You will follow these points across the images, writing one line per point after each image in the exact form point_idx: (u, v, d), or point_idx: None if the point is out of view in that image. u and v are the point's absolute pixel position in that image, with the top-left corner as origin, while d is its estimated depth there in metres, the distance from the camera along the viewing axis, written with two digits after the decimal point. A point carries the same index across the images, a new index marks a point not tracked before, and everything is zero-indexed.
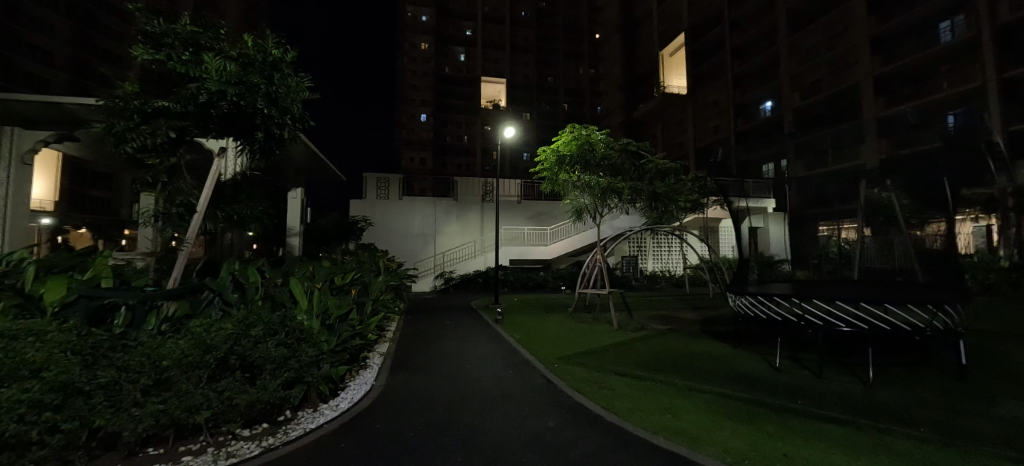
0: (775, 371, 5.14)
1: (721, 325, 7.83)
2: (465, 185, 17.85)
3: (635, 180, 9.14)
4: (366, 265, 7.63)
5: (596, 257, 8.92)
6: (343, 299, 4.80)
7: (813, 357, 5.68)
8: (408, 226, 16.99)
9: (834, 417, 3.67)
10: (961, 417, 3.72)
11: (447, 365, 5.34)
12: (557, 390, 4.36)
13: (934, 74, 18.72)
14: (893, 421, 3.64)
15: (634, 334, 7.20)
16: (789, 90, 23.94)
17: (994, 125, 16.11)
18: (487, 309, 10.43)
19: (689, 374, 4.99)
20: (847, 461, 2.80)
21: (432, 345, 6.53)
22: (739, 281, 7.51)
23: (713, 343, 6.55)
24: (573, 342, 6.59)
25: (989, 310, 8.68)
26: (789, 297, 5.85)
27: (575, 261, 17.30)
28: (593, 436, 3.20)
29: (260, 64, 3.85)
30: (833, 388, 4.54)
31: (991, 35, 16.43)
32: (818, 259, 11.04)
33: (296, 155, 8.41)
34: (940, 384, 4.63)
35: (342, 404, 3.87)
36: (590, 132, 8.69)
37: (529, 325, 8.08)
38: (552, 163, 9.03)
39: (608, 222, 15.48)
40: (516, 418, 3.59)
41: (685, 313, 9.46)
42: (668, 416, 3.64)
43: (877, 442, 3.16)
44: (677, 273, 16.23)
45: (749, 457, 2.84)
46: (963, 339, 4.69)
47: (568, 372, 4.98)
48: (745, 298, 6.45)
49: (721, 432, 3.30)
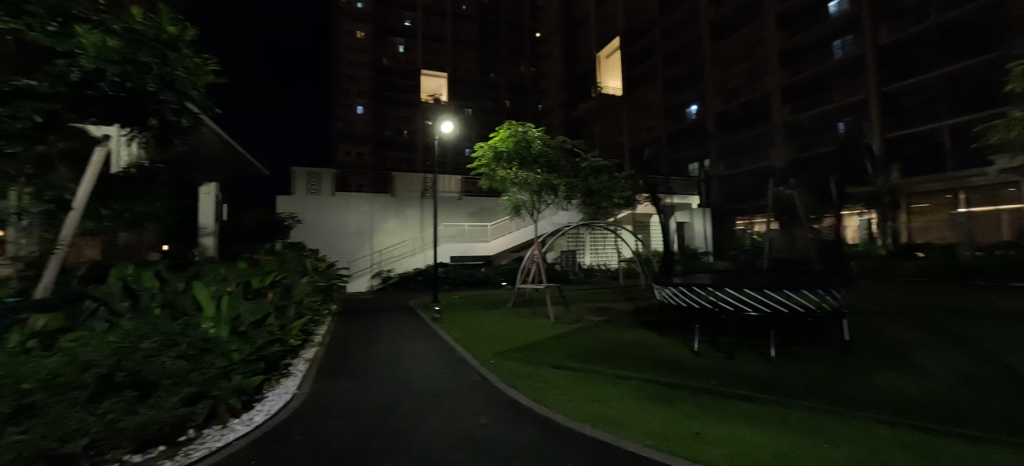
0: (693, 355, 5.57)
1: (649, 314, 8.37)
2: (403, 181, 17.21)
3: (570, 177, 9.47)
4: (291, 266, 7.12)
5: (534, 252, 8.97)
6: (258, 303, 4.44)
7: (726, 340, 6.24)
8: (343, 224, 16.23)
9: (742, 395, 4.04)
10: (844, 387, 4.28)
11: (378, 368, 5.12)
12: (490, 385, 4.39)
13: (829, 86, 21.45)
14: (787, 393, 4.11)
15: (570, 327, 7.40)
16: (712, 96, 26.13)
17: (875, 132, 18.67)
18: (426, 307, 10.27)
19: (618, 362, 5.25)
20: (755, 433, 3.09)
21: (364, 347, 6.24)
22: (664, 272, 8.06)
23: (643, 332, 6.92)
24: (512, 337, 6.66)
25: (867, 291, 10.13)
26: (704, 285, 6.29)
27: (516, 257, 17.68)
28: (523, 430, 3.25)
29: (152, 41, 3.46)
30: (742, 368, 5.01)
31: (874, 54, 19.08)
32: (736, 251, 12.18)
33: (207, 146, 7.58)
34: (827, 359, 5.28)
35: (256, 418, 3.56)
36: (526, 129, 8.81)
37: (466, 323, 8.02)
38: (489, 159, 8.98)
39: (547, 219, 15.96)
40: (447, 418, 3.53)
41: (619, 304, 10.00)
42: (595, 404, 3.79)
43: (779, 413, 3.54)
44: (611, 266, 17.15)
45: (667, 439, 3.01)
46: (846, 318, 5.38)
47: (503, 368, 5.01)
48: (669, 288, 6.83)
49: (643, 416, 3.49)
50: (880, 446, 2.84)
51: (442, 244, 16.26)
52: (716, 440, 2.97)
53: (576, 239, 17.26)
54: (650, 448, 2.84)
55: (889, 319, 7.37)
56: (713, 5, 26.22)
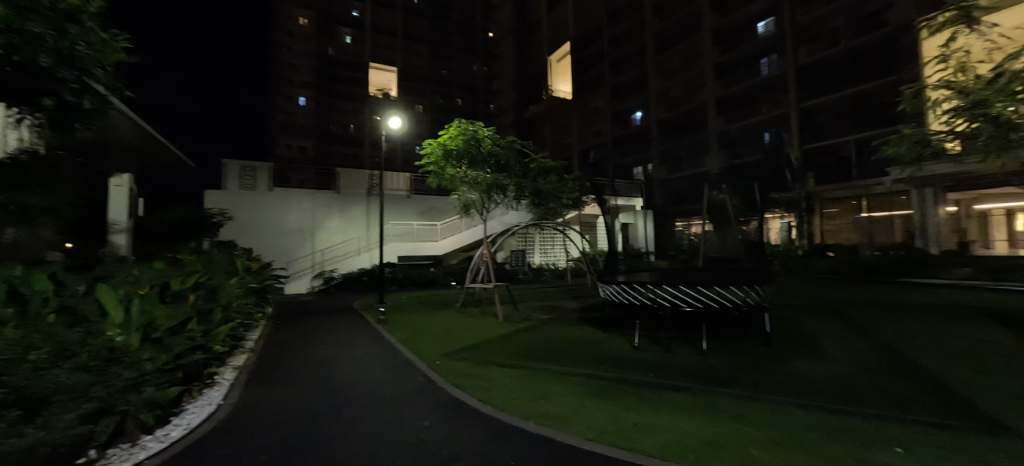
0: (633, 350, 5.86)
1: (594, 311, 8.68)
2: (349, 177, 16.64)
3: (520, 177, 9.65)
4: (218, 266, 6.56)
5: (483, 252, 8.98)
6: (178, 307, 4.04)
7: (665, 335, 6.62)
8: (281, 221, 15.32)
9: (676, 386, 4.31)
10: (763, 375, 4.70)
11: (316, 374, 4.86)
12: (435, 387, 4.33)
13: (758, 100, 23.54)
14: (715, 383, 4.44)
15: (518, 326, 7.50)
16: (656, 103, 27.67)
17: (796, 143, 20.73)
18: (371, 308, 9.93)
19: (563, 359, 5.40)
20: (686, 422, 3.31)
21: (302, 352, 5.91)
22: (609, 271, 8.40)
23: (589, 329, 7.15)
24: (460, 337, 6.62)
25: (786, 287, 11.21)
26: (645, 283, 6.62)
27: (467, 256, 17.67)
28: (468, 431, 3.23)
29: (48, 12, 2.87)
30: (677, 360, 5.35)
31: (795, 73, 21.20)
32: (674, 250, 12.97)
33: (118, 132, 6.77)
34: (751, 350, 5.77)
35: (173, 433, 3.23)
36: (476, 128, 8.81)
37: (414, 323, 7.86)
38: (439, 156, 8.85)
39: (497, 219, 16.11)
40: (388, 423, 3.43)
41: (566, 302, 10.28)
42: (540, 402, 3.86)
43: (707, 402, 3.81)
44: (559, 265, 17.66)
45: (606, 432, 3.13)
46: (768, 312, 5.92)
47: (450, 368, 4.97)
48: (613, 286, 7.10)
49: (585, 411, 3.61)
50: (791, 427, 3.16)
51: (388, 243, 15.84)
52: (650, 430, 3.14)
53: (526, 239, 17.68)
54: (591, 441, 2.94)
55: (801, 312, 8.22)
56: (658, 18, 27.79)
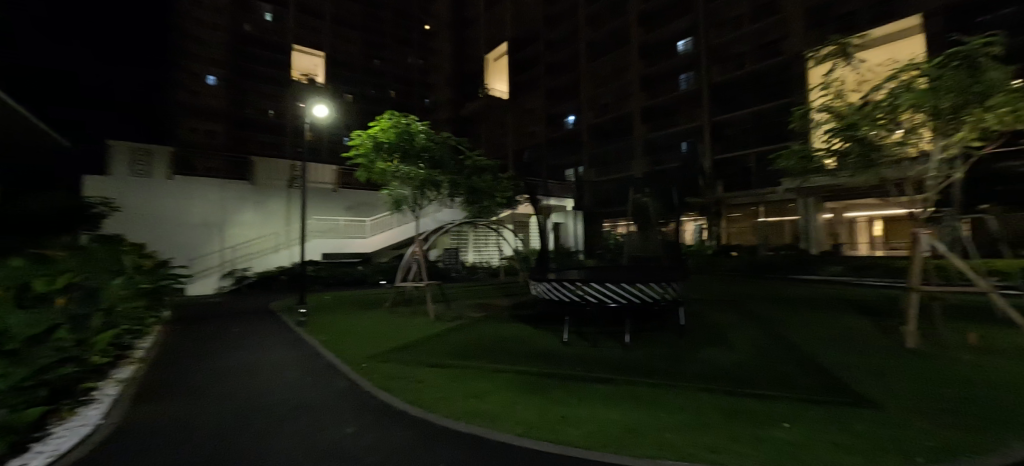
0: (562, 345, 6.12)
1: (525, 308, 8.93)
2: (266, 167, 15.61)
3: (454, 174, 9.61)
4: (96, 264, 5.60)
5: (416, 250, 8.78)
6: (42, 311, 3.40)
7: (590, 329, 7.00)
8: (183, 213, 13.62)
9: (599, 377, 4.59)
10: (675, 363, 5.18)
11: (224, 383, 4.40)
12: (362, 391, 4.15)
13: (676, 111, 26.00)
14: (634, 372, 4.81)
15: (450, 324, 7.46)
16: (589, 109, 29.15)
17: (707, 153, 23.18)
18: (290, 310, 9.19)
19: (495, 356, 5.49)
20: (610, 411, 3.54)
21: (206, 360, 5.30)
22: (540, 269, 8.71)
23: (520, 326, 7.31)
24: (390, 338, 6.43)
25: (695, 283, 12.52)
26: (575, 281, 6.91)
27: (397, 254, 17.28)
28: (396, 435, 3.15)
29: None
30: (601, 353, 5.70)
31: (708, 89, 23.74)
32: (602, 249, 13.87)
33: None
34: (665, 341, 6.33)
35: (33, 461, 2.71)
36: (410, 122, 8.59)
37: (340, 325, 7.43)
38: (369, 149, 8.44)
39: (431, 216, 15.89)
40: (308, 432, 3.23)
41: (498, 299, 10.46)
42: (471, 400, 3.89)
43: (627, 391, 4.12)
44: (493, 263, 17.87)
45: (535, 426, 3.24)
46: (681, 305, 6.54)
47: (379, 370, 4.80)
48: (545, 284, 7.32)
49: (516, 406, 3.70)
50: (698, 410, 3.52)
51: (311, 240, 15.19)
52: (575, 421, 3.32)
53: (459, 237, 17.68)
54: (521, 437, 3.02)
55: (705, 305, 9.28)
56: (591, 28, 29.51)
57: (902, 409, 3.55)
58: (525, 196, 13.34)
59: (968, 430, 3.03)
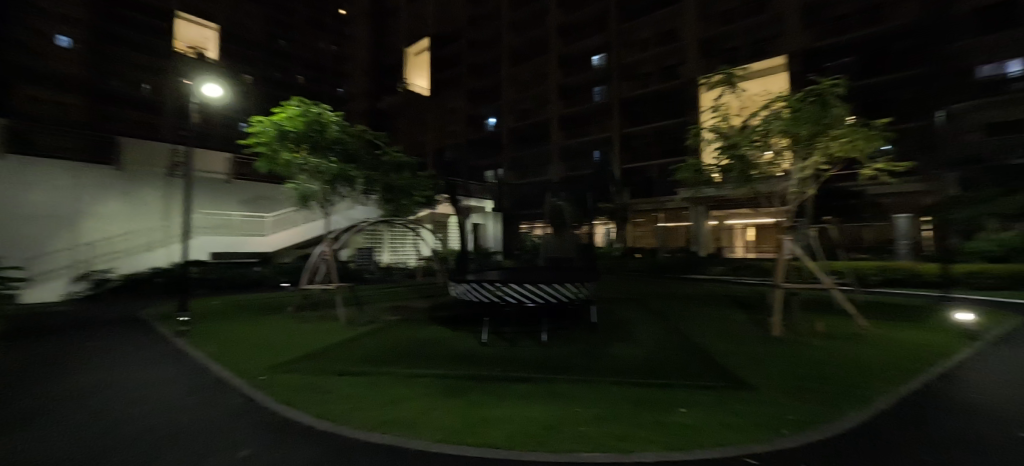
0: (481, 346, 6.14)
1: (443, 310, 8.80)
2: (142, 151, 13.71)
3: (369, 170, 9.18)
4: None
5: (325, 249, 8.14)
6: None
7: (508, 329, 7.16)
8: (20, 201, 11.27)
9: (519, 377, 4.67)
10: (588, 359, 5.51)
11: (71, 410, 3.57)
12: (259, 408, 3.67)
13: (591, 121, 28.30)
14: (552, 370, 5.00)
15: (363, 329, 7.05)
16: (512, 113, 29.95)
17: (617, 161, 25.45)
18: (163, 319, 7.85)
19: (415, 360, 5.31)
20: (531, 411, 3.60)
21: (44, 383, 4.25)
22: (459, 270, 8.68)
23: (437, 328, 7.17)
24: (294, 346, 5.85)
25: (603, 281, 13.62)
26: (495, 282, 6.99)
27: (302, 254, 16.01)
28: (303, 452, 2.82)
29: None
30: (520, 352, 5.83)
31: (618, 102, 26.34)
32: (520, 250, 14.52)
33: None
34: (579, 337, 6.73)
35: None
36: (322, 111, 7.96)
37: (231, 334, 6.55)
38: (272, 138, 7.62)
39: (342, 213, 14.96)
40: (188, 459, 2.73)
41: (415, 301, 10.17)
42: (389, 409, 3.67)
43: (546, 389, 4.25)
44: (409, 263, 17.37)
45: (458, 430, 3.14)
46: (592, 304, 7.01)
47: (281, 384, 4.31)
48: (464, 285, 7.29)
49: (437, 413, 3.58)
50: (611, 403, 3.78)
51: (196, 236, 13.42)
52: (498, 423, 3.30)
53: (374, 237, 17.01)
54: (441, 443, 2.87)
55: (609, 302, 10.14)
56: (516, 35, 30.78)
57: (771, 389, 4.19)
58: (446, 196, 13.14)
59: (819, 403, 3.67)
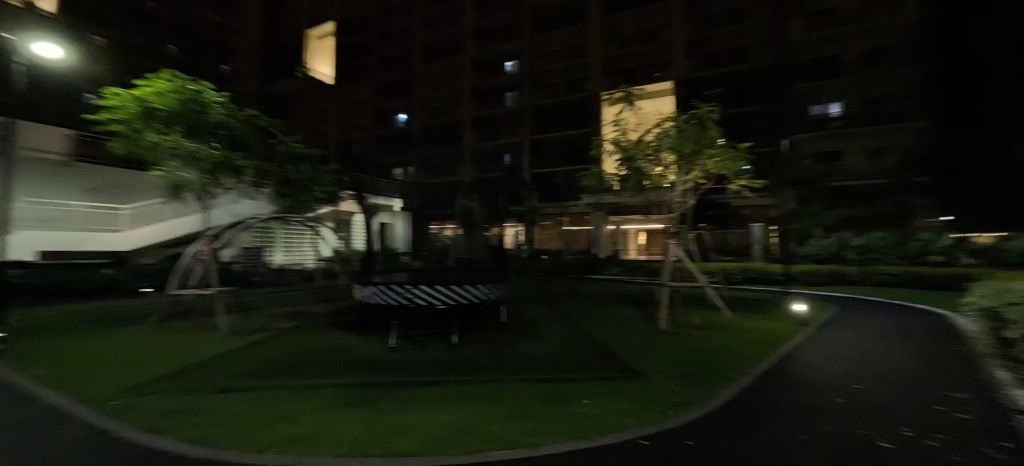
0: (388, 351, 5.90)
1: (345, 315, 8.24)
2: None
3: (259, 160, 8.21)
4: None
5: (203, 248, 7.06)
6: None
7: (417, 332, 6.99)
8: None
9: (427, 381, 4.57)
10: (498, 359, 5.62)
11: None
12: (106, 436, 3.01)
13: (504, 126, 29.34)
14: (461, 372, 5.00)
15: (249, 338, 6.27)
16: None
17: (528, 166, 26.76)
18: None
19: (312, 370, 4.89)
20: (440, 415, 3.52)
21: None
22: (365, 272, 8.23)
23: (339, 334, 6.70)
24: (157, 362, 4.96)
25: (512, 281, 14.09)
26: (405, 284, 6.77)
27: (171, 254, 13.91)
28: None
29: None
30: (430, 355, 5.73)
31: (529, 110, 27.92)
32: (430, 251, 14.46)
33: None
34: (489, 338, 6.85)
35: None
36: (201, 88, 6.77)
37: (66, 352, 5.29)
38: (134, 115, 6.33)
39: (226, 208, 13.17)
40: None
41: (313, 306, 9.35)
42: (279, 426, 3.29)
43: (456, 392, 4.22)
44: (307, 264, 16.03)
45: (361, 442, 2.92)
46: (502, 304, 7.20)
47: (138, 407, 3.60)
48: (371, 287, 6.95)
49: (337, 425, 3.31)
50: (520, 401, 3.89)
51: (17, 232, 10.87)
52: (405, 430, 3.16)
53: (264, 235, 15.34)
54: (341, 458, 2.60)
55: (517, 302, 10.54)
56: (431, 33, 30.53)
57: (657, 378, 4.70)
58: (350, 194, 12.35)
59: (696, 388, 4.21)
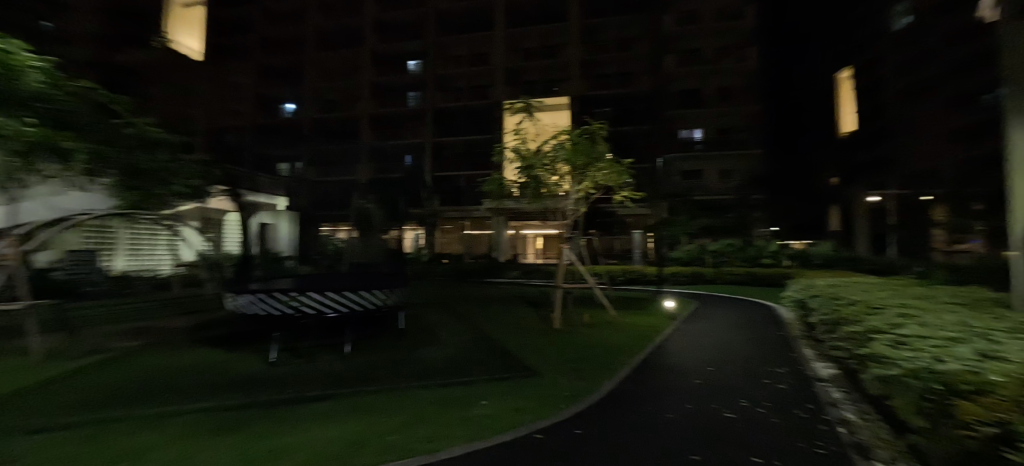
0: (269, 366, 5.29)
1: (211, 328, 7.11)
2: None
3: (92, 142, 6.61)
4: None
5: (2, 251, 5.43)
6: None
7: (303, 343, 6.41)
8: None
9: (316, 396, 4.24)
10: (395, 367, 5.48)
11: None
12: None
13: (404, 126, 28.56)
14: (356, 383, 4.75)
15: (71, 363, 5.01)
16: None
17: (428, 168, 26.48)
18: None
19: (167, 396, 4.14)
20: (337, 430, 3.34)
21: None
22: (240, 279, 7.25)
23: (204, 352, 5.78)
24: None
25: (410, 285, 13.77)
26: (288, 291, 6.19)
27: None
28: None
29: None
30: (320, 368, 5.33)
31: (432, 111, 27.68)
32: (319, 255, 13.38)
33: None
34: (385, 345, 6.61)
35: None
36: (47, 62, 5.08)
37: None
38: None
39: (40, 200, 10.27)
40: None
41: (167, 320, 7.84)
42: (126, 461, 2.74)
43: (351, 404, 4.01)
44: (162, 270, 13.38)
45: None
46: (399, 309, 7.03)
47: None
48: (246, 295, 6.21)
49: (207, 453, 2.90)
50: (421, 407, 3.87)
51: None
52: (295, 450, 2.92)
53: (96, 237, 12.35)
54: None
55: (414, 306, 10.33)
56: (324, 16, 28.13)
57: (550, 374, 5.12)
58: (222, 189, 10.58)
59: (583, 380, 4.72)
